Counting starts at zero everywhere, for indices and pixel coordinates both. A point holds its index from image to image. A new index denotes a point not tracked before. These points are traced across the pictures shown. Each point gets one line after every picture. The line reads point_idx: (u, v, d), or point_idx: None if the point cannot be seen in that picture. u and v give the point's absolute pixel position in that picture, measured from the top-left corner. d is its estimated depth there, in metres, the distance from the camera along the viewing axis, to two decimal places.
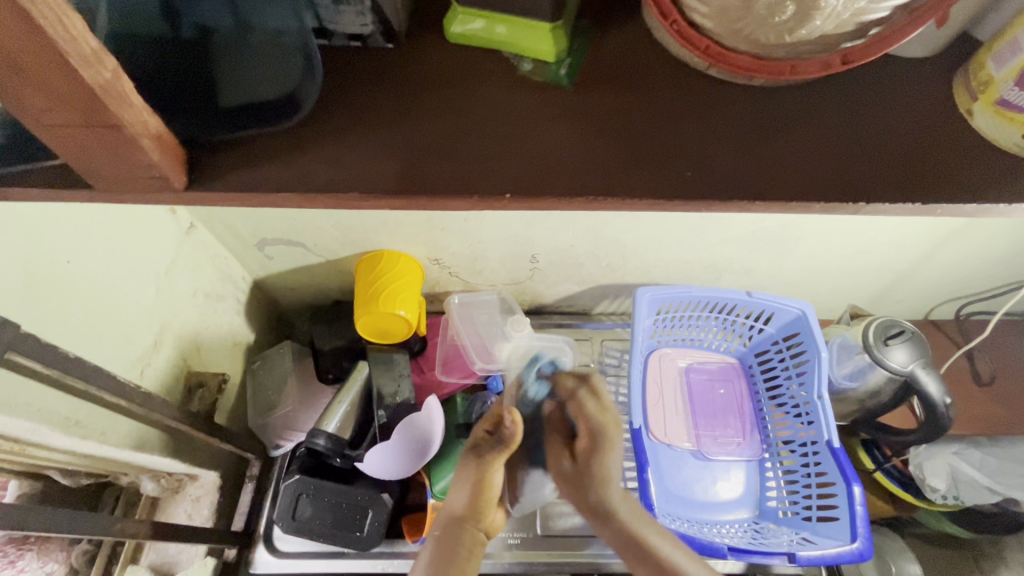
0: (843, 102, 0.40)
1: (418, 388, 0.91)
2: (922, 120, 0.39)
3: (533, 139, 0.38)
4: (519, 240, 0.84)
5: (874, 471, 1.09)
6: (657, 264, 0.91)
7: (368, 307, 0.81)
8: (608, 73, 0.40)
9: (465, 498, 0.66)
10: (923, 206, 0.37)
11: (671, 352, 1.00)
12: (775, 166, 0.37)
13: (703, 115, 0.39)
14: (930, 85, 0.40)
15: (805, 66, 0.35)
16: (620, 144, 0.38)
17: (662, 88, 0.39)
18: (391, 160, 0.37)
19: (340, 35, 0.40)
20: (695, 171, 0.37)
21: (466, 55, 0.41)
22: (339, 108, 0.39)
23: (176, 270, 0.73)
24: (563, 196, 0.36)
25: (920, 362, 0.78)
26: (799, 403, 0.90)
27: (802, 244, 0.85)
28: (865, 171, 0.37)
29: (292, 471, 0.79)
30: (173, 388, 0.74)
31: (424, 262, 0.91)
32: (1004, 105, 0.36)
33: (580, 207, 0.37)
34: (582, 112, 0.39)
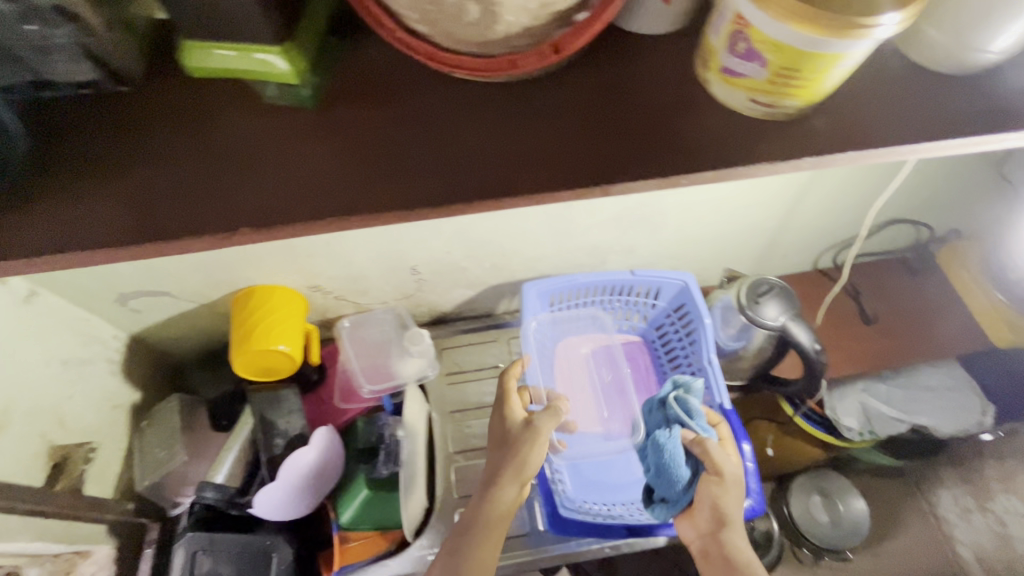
0: (590, 84, 0.40)
1: (315, 420, 0.89)
2: (665, 95, 0.40)
3: (278, 169, 0.37)
4: (391, 254, 0.83)
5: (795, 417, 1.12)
6: (541, 257, 0.92)
7: (243, 348, 0.79)
8: (353, 88, 0.40)
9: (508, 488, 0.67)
10: (667, 178, 0.37)
11: (575, 340, 1.01)
12: (519, 158, 0.37)
13: (445, 116, 0.39)
14: (675, 59, 0.41)
15: (524, 59, 0.35)
16: (361, 160, 0.37)
17: (405, 95, 0.39)
18: (125, 212, 0.36)
19: (65, 84, 0.37)
20: (436, 178, 0.37)
21: (211, 90, 0.39)
22: (66, 159, 0.37)
23: (16, 342, 0.68)
24: (304, 223, 0.36)
25: (790, 315, 0.81)
26: (695, 370, 0.92)
27: (670, 217, 0.87)
28: (608, 151, 0.38)
29: (186, 528, 0.76)
30: (35, 467, 0.69)
31: (304, 291, 0.88)
32: (728, 72, 0.37)
33: (325, 230, 0.36)
34: (327, 132, 0.38)
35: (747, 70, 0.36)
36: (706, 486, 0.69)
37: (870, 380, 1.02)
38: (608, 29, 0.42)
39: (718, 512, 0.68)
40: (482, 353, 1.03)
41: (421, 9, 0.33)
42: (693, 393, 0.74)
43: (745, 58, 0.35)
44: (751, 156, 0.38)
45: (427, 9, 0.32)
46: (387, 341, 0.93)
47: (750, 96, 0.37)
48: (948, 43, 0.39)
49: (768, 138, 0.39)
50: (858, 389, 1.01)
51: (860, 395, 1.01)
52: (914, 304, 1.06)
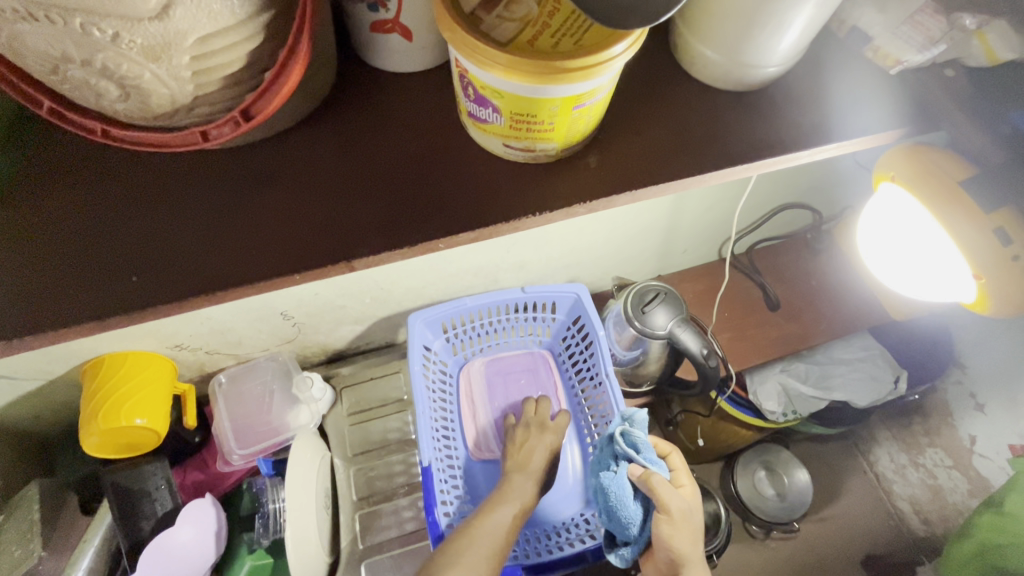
0: (329, 154, 0.40)
1: (199, 487, 0.83)
2: (409, 157, 0.40)
3: (10, 278, 0.37)
4: (251, 303, 0.77)
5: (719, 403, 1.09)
6: (426, 284, 0.87)
7: (91, 429, 0.71)
8: (86, 186, 0.40)
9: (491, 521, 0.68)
10: (408, 246, 0.38)
11: (480, 363, 0.96)
12: (254, 243, 0.38)
13: (182, 207, 0.39)
14: (421, 113, 0.42)
15: (215, 129, 0.34)
16: (92, 262, 0.38)
17: (141, 190, 0.40)
18: None
19: None
20: (170, 271, 0.38)
21: None
22: None
23: None
24: (32, 335, 0.36)
25: (678, 320, 0.78)
26: (598, 382, 0.89)
27: (552, 230, 0.83)
28: (350, 223, 0.38)
29: None
30: None
31: (166, 351, 0.81)
32: (475, 117, 0.36)
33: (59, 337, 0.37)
34: (64, 236, 0.38)
35: (487, 116, 0.35)
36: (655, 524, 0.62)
37: (790, 361, 1.07)
38: (350, 90, 0.42)
39: (671, 553, 0.61)
40: (385, 387, 0.97)
41: None
42: (638, 425, 0.68)
43: (481, 103, 0.34)
44: (500, 213, 0.38)
45: None
46: (271, 393, 0.87)
47: (504, 141, 0.37)
48: (722, 62, 0.41)
49: (518, 188, 0.39)
50: (776, 371, 1.07)
51: (779, 377, 1.07)
52: (818, 284, 1.06)
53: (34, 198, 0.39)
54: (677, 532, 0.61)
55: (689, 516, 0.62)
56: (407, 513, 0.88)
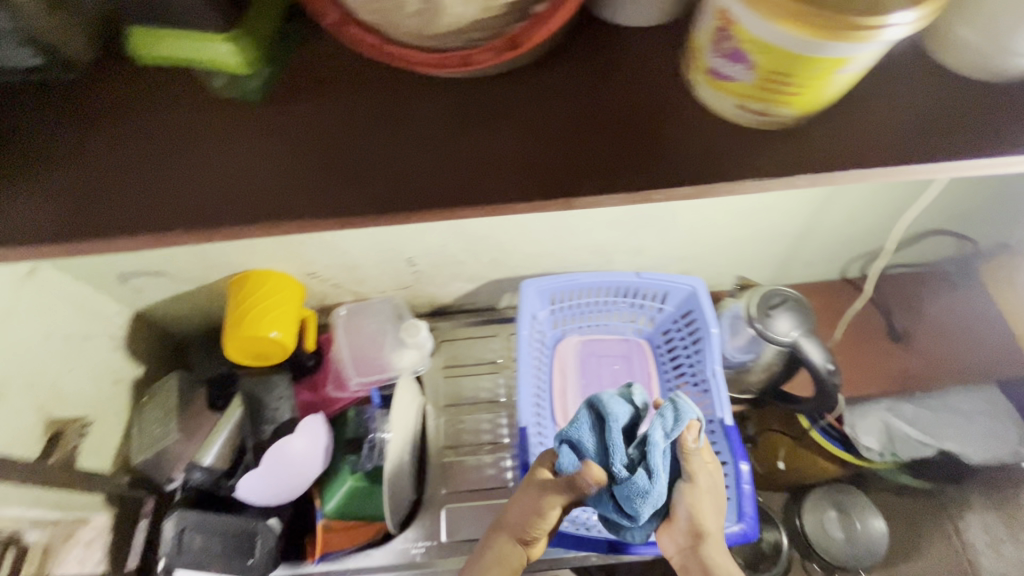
0: (557, 80, 0.36)
1: (308, 407, 0.88)
2: (640, 96, 0.36)
3: (213, 163, 0.36)
4: (386, 244, 0.82)
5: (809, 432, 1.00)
6: (542, 253, 0.88)
7: (234, 333, 0.79)
8: (298, 82, 0.37)
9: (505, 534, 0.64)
10: (636, 193, 0.34)
11: (577, 339, 0.98)
12: (475, 164, 0.35)
13: (398, 116, 0.36)
14: (656, 49, 0.37)
15: (480, 54, 0.32)
16: (302, 160, 0.35)
17: (355, 92, 0.37)
18: (55, 208, 0.34)
19: (14, 73, 0.36)
20: (384, 182, 0.35)
21: (153, 78, 0.38)
22: (11, 148, 0.36)
23: (17, 317, 0.70)
24: (239, 227, 0.34)
25: (803, 330, 0.75)
26: (698, 380, 0.87)
27: (680, 218, 0.81)
28: (568, 159, 0.35)
29: (175, 507, 0.78)
30: (31, 440, 0.71)
31: (300, 277, 0.88)
32: (712, 74, 0.33)
33: (264, 233, 0.34)
34: (270, 131, 0.36)
35: (735, 73, 0.31)
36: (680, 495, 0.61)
37: (896, 400, 0.96)
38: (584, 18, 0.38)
39: (695, 526, 0.60)
40: (481, 348, 1.01)
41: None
42: (666, 416, 0.59)
43: (730, 58, 0.31)
44: (735, 170, 0.34)
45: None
46: (384, 332, 0.92)
47: (738, 103, 0.33)
48: (981, 47, 0.36)
49: (754, 148, 0.35)
50: (881, 408, 0.95)
51: (883, 414, 0.95)
52: (944, 321, 0.99)
53: (247, 90, 0.37)
54: (702, 502, 0.60)
55: (713, 487, 0.62)
56: (489, 469, 0.91)
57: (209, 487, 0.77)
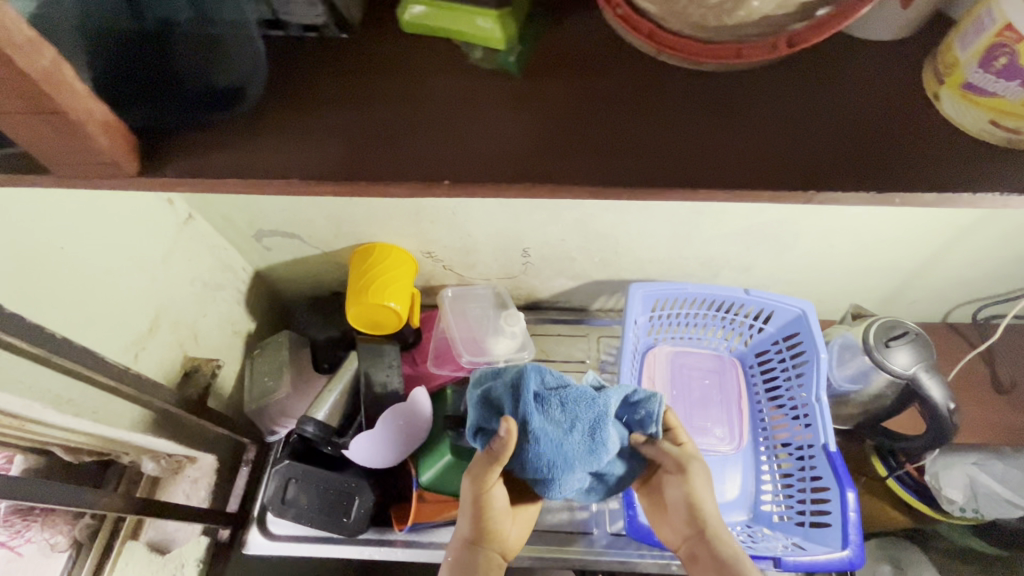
0: (801, 84, 0.38)
1: (409, 379, 0.93)
2: (883, 106, 0.37)
3: (469, 123, 0.38)
4: (509, 233, 0.84)
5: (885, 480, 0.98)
6: (652, 260, 0.90)
7: (358, 299, 0.83)
8: (554, 60, 0.40)
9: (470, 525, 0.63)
10: (882, 195, 0.35)
11: (668, 349, 0.98)
12: (725, 151, 0.36)
13: (650, 100, 0.38)
14: (895, 66, 0.39)
15: (752, 50, 0.33)
16: (559, 130, 0.37)
17: (608, 74, 0.39)
18: (336, 149, 0.37)
19: (296, 26, 0.40)
20: (636, 158, 0.36)
21: (418, 45, 0.41)
22: (292, 92, 0.39)
23: (173, 258, 0.76)
24: (500, 185, 0.36)
25: (924, 366, 0.74)
26: (798, 405, 0.87)
27: (802, 240, 0.82)
28: (815, 156, 0.36)
29: (283, 456, 0.81)
30: (169, 373, 0.76)
31: (417, 255, 0.91)
32: (970, 89, 0.34)
33: (520, 194, 0.36)
34: (525, 100, 0.38)
35: (1001, 88, 0.33)
36: (677, 487, 0.65)
37: (987, 455, 0.91)
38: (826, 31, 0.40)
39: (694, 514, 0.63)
40: (571, 346, 1.03)
41: None
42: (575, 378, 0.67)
43: (1003, 74, 0.32)
44: (986, 182, 0.34)
45: None
46: (485, 318, 0.95)
47: (992, 118, 0.34)
48: None
49: (1001, 163, 0.35)
50: (968, 461, 0.91)
51: (969, 468, 0.91)
52: None
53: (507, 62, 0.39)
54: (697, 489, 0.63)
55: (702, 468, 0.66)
56: None
57: (317, 441, 0.80)
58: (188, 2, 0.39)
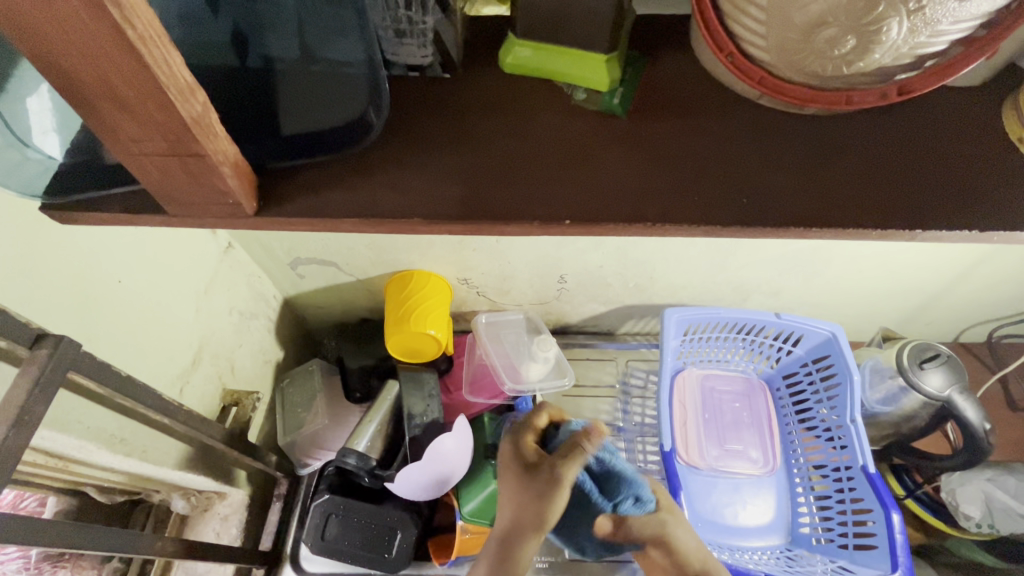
0: (893, 128, 0.40)
1: (446, 408, 0.92)
2: (971, 150, 0.39)
3: (583, 163, 0.38)
4: (547, 259, 0.85)
5: (905, 498, 1.00)
6: (685, 285, 0.91)
7: (400, 326, 0.82)
8: (657, 102, 0.41)
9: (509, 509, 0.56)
10: (980, 233, 0.37)
11: (698, 372, 0.99)
12: (833, 191, 0.38)
13: (755, 141, 0.39)
14: (976, 111, 0.41)
15: (860, 95, 0.36)
16: (672, 170, 0.38)
17: (711, 115, 0.40)
18: (455, 188, 0.37)
19: (399, 66, 0.41)
20: (749, 198, 0.37)
21: (521, 85, 0.42)
22: (404, 132, 0.40)
23: (213, 288, 0.74)
24: (621, 224, 0.36)
25: (957, 387, 0.77)
26: (831, 427, 0.89)
27: (832, 265, 0.84)
28: (913, 197, 0.38)
29: (321, 490, 0.80)
30: (209, 406, 0.74)
31: (452, 282, 0.91)
32: None
33: (639, 232, 0.37)
34: (633, 140, 0.39)
35: None
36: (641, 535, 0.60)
37: (999, 471, 0.94)
38: None
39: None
40: (600, 370, 1.03)
41: (782, 36, 0.34)
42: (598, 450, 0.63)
43: None
44: None
45: (789, 37, 0.34)
46: (519, 343, 0.94)
47: None
48: None
49: None
50: (983, 477, 0.94)
51: (984, 484, 0.93)
52: None
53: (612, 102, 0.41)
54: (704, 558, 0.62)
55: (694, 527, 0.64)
56: None
57: (357, 474, 0.78)
58: (296, 38, 0.38)
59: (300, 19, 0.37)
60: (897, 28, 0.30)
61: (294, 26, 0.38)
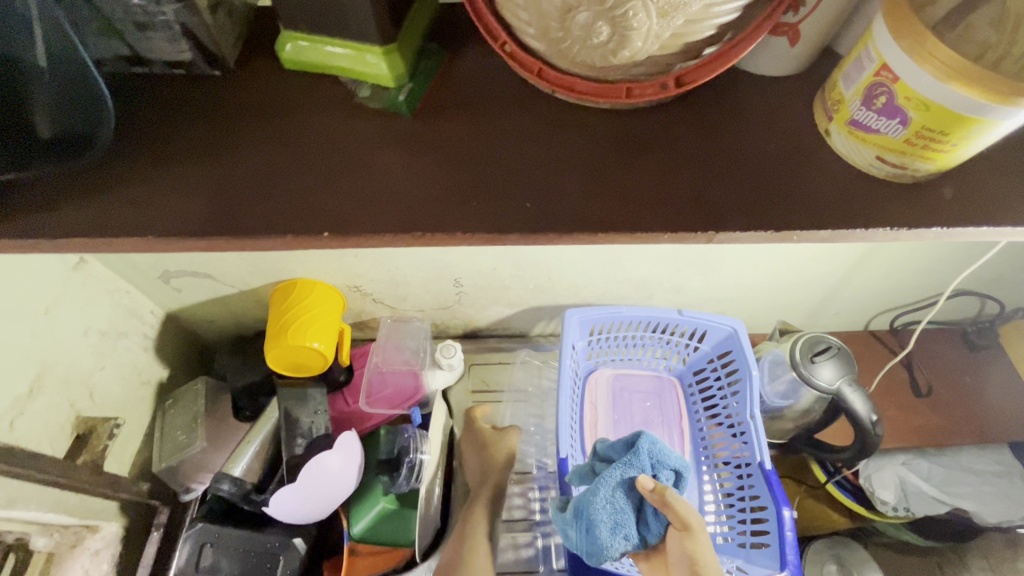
0: (699, 121, 0.38)
1: (338, 421, 0.87)
2: (775, 144, 0.37)
3: (354, 170, 0.35)
4: (437, 263, 0.81)
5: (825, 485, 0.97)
6: (587, 284, 0.89)
7: (276, 340, 0.76)
8: (446, 98, 0.37)
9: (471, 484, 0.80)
10: (779, 233, 0.34)
11: (609, 372, 0.97)
12: (625, 192, 0.35)
13: (549, 138, 0.36)
14: (789, 104, 0.39)
15: (640, 88, 0.33)
16: (452, 172, 0.35)
17: (505, 111, 0.37)
18: (202, 201, 0.33)
19: (158, 62, 0.37)
20: (534, 203, 0.34)
21: (299, 82, 0.38)
22: (155, 139, 0.36)
23: (60, 308, 0.68)
24: (387, 236, 0.33)
25: (847, 379, 0.76)
26: (734, 422, 0.88)
27: (728, 260, 0.83)
28: (711, 195, 0.35)
29: (196, 519, 0.74)
30: (58, 438, 0.68)
31: (343, 289, 0.87)
32: (856, 125, 0.34)
33: (410, 244, 0.33)
34: (416, 142, 0.36)
35: (882, 126, 0.33)
36: (676, 541, 0.57)
37: (914, 455, 0.95)
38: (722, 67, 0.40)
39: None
40: (511, 374, 0.98)
41: (544, 24, 0.31)
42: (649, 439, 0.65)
43: (882, 113, 0.32)
44: (874, 217, 0.35)
45: (550, 25, 0.30)
46: (422, 352, 0.91)
47: (877, 154, 0.34)
48: None
49: (887, 200, 0.36)
50: (897, 463, 0.94)
51: (899, 468, 0.94)
52: (969, 380, 0.98)
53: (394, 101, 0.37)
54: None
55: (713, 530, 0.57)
56: (517, 499, 0.88)
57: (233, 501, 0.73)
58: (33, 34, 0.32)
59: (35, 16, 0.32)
60: (646, 14, 0.27)
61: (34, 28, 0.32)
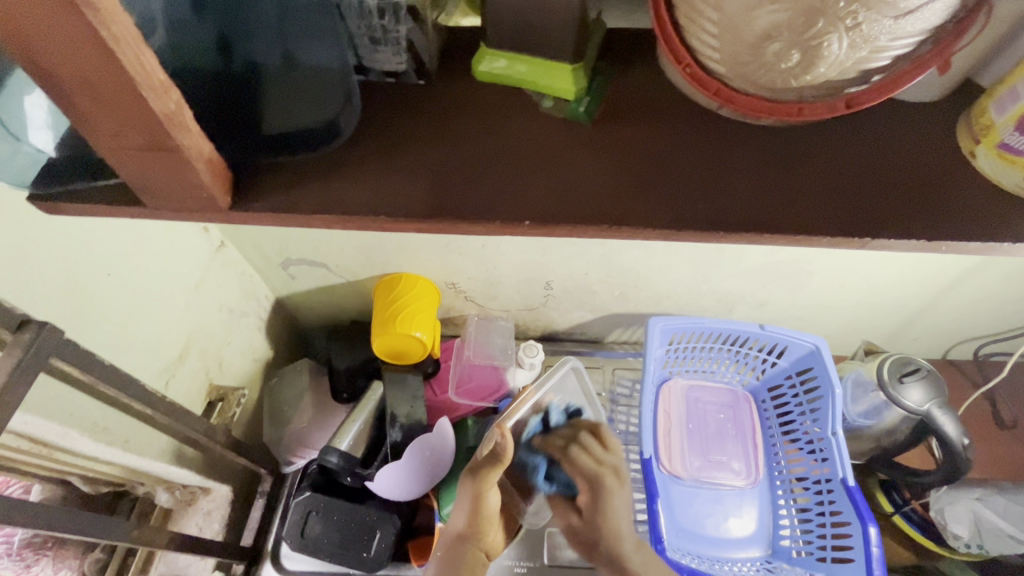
0: (847, 140, 0.42)
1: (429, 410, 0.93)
2: (920, 163, 0.41)
3: (546, 169, 0.40)
4: (534, 265, 0.86)
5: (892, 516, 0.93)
6: (671, 294, 0.92)
7: (386, 327, 0.83)
8: (619, 110, 0.43)
9: (465, 515, 0.67)
10: (928, 242, 0.38)
11: (683, 382, 0.99)
12: (786, 199, 0.39)
13: (713, 148, 0.41)
14: (931, 128, 0.42)
15: (810, 108, 0.37)
16: (633, 174, 0.40)
17: (672, 124, 0.42)
18: (423, 190, 0.39)
19: (376, 72, 0.43)
20: (705, 204, 0.39)
21: (490, 92, 0.44)
22: (376, 134, 0.42)
23: (205, 286, 0.76)
24: (578, 225, 0.38)
25: (937, 402, 0.77)
26: (813, 439, 0.89)
27: (816, 277, 0.85)
28: (863, 205, 0.39)
29: (304, 488, 0.81)
30: (195, 400, 0.76)
31: (440, 285, 0.93)
32: (1005, 148, 0.37)
33: (596, 234, 0.38)
34: (597, 148, 0.41)
35: None
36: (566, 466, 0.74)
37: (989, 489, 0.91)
38: None
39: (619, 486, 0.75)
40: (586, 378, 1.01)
41: (733, 49, 0.35)
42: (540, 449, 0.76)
43: None
44: (1019, 233, 0.38)
45: (740, 51, 0.35)
46: (508, 350, 0.96)
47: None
48: None
49: None
50: (971, 496, 0.90)
51: (973, 503, 0.89)
52: None
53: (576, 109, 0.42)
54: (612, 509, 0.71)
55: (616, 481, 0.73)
56: None
57: (338, 472, 0.79)
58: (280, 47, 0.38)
59: (281, 26, 0.37)
60: (838, 44, 0.32)
61: (277, 35, 0.37)
